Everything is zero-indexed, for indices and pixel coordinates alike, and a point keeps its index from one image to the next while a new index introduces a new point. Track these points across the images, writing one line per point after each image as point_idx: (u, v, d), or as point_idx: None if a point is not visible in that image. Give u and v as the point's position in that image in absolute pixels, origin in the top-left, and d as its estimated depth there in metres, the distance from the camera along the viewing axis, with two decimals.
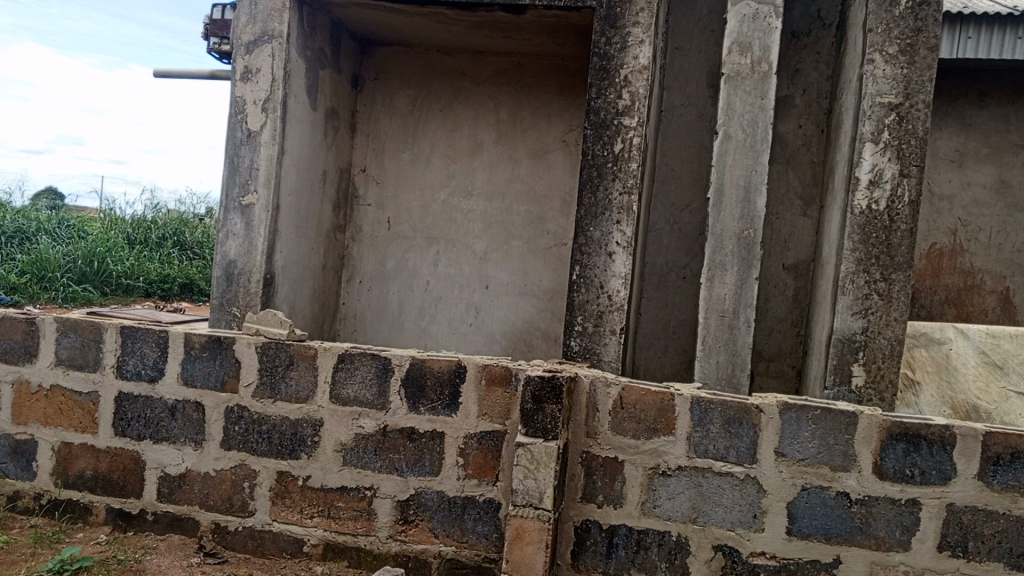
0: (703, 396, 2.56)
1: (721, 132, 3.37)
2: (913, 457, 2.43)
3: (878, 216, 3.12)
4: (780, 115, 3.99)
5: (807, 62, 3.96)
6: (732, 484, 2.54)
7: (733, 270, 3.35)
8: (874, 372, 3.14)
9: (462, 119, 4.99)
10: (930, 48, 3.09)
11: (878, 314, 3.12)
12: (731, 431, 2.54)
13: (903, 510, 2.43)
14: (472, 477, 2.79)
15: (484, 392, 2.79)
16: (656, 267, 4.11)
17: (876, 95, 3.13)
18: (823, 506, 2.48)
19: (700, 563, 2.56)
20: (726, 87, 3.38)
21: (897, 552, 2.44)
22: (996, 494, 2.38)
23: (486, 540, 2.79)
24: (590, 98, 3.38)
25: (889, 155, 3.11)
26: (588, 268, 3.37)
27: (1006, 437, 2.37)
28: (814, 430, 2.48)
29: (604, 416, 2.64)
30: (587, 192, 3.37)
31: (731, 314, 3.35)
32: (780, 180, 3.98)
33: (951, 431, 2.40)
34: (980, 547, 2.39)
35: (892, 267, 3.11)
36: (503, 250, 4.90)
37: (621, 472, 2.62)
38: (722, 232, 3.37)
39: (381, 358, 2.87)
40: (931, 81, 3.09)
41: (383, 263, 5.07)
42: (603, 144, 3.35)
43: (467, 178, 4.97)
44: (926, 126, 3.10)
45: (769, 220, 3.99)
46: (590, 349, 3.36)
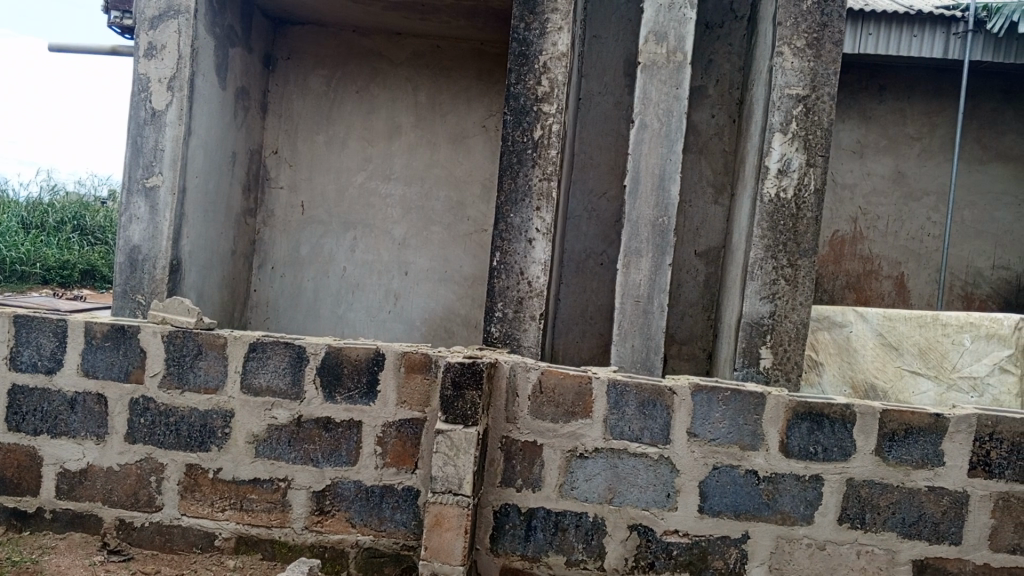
0: (619, 379, 2.61)
1: (637, 121, 3.42)
2: (816, 435, 2.54)
3: (785, 205, 3.23)
4: (694, 104, 4.08)
5: (720, 53, 4.05)
6: (646, 465, 2.59)
7: (648, 256, 3.41)
8: (781, 354, 3.26)
9: (380, 101, 4.89)
10: (835, 43, 3.20)
11: (785, 298, 3.24)
12: (645, 413, 2.59)
13: (806, 485, 2.54)
14: (390, 466, 2.77)
15: (403, 379, 2.76)
16: (575, 254, 4.15)
17: (785, 87, 3.23)
18: (732, 484, 2.57)
19: (616, 543, 2.61)
20: (642, 76, 3.42)
21: (801, 525, 2.55)
22: (891, 468, 2.51)
23: (404, 528, 2.77)
24: (509, 84, 3.37)
25: (796, 145, 3.23)
26: (508, 254, 3.37)
27: (900, 414, 2.50)
28: (724, 410, 2.56)
29: (523, 401, 2.65)
30: (507, 178, 3.36)
31: (645, 299, 3.41)
32: (693, 169, 4.08)
33: (851, 409, 2.52)
34: (876, 518, 2.52)
35: (799, 252, 3.23)
36: (422, 236, 4.86)
37: (540, 456, 2.64)
38: (639, 219, 3.42)
39: (295, 346, 2.80)
40: (836, 74, 3.21)
41: (297, 249, 4.94)
42: (523, 130, 3.35)
43: (386, 162, 4.89)
44: (830, 117, 3.22)
45: (682, 207, 4.09)
46: (510, 335, 3.38)
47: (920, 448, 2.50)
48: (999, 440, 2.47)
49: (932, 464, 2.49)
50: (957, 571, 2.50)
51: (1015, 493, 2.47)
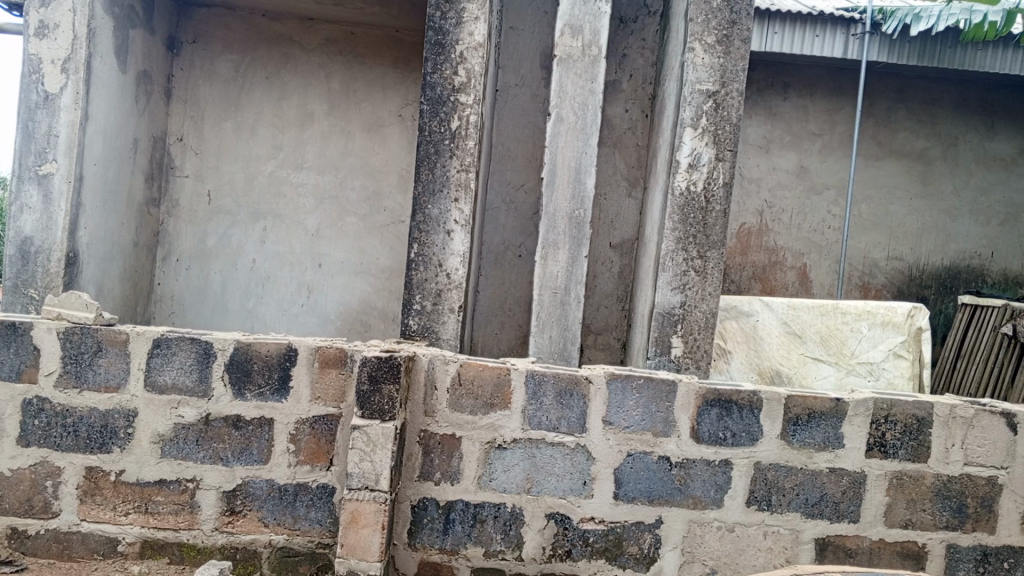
0: (537, 370, 2.62)
1: (554, 114, 3.43)
2: (725, 421, 2.62)
3: (695, 198, 3.31)
4: (608, 98, 4.13)
5: (633, 48, 4.11)
6: (563, 454, 2.62)
7: (565, 248, 3.44)
8: (691, 343, 3.36)
9: (291, 88, 4.76)
10: (744, 40, 3.29)
11: (695, 288, 3.33)
12: (563, 403, 2.62)
13: (716, 470, 2.62)
14: (304, 464, 2.70)
15: (317, 375, 2.70)
16: (493, 246, 4.14)
17: (695, 83, 3.30)
18: (646, 470, 2.62)
19: (534, 532, 2.63)
20: (558, 69, 3.43)
21: (711, 509, 2.63)
22: (795, 451, 2.62)
23: (319, 526, 2.71)
24: (425, 73, 3.32)
25: (706, 140, 3.31)
26: (426, 246, 3.34)
27: (803, 399, 2.61)
28: (637, 398, 2.62)
29: (442, 394, 2.63)
30: (424, 168, 3.32)
31: (563, 290, 3.45)
32: (608, 162, 4.14)
33: (758, 396, 2.62)
34: (781, 499, 2.63)
35: (707, 245, 3.32)
36: (337, 227, 4.77)
37: (458, 449, 2.63)
38: (555, 211, 3.44)
39: (202, 341, 2.70)
40: (744, 71, 3.30)
41: (204, 240, 4.76)
42: (440, 120, 3.31)
43: (297, 150, 4.77)
44: (738, 113, 3.32)
45: (598, 200, 4.14)
46: (429, 327, 3.36)
47: (822, 431, 2.62)
48: (893, 422, 2.61)
49: (833, 446, 2.61)
50: (856, 547, 2.62)
51: (907, 471, 2.62)
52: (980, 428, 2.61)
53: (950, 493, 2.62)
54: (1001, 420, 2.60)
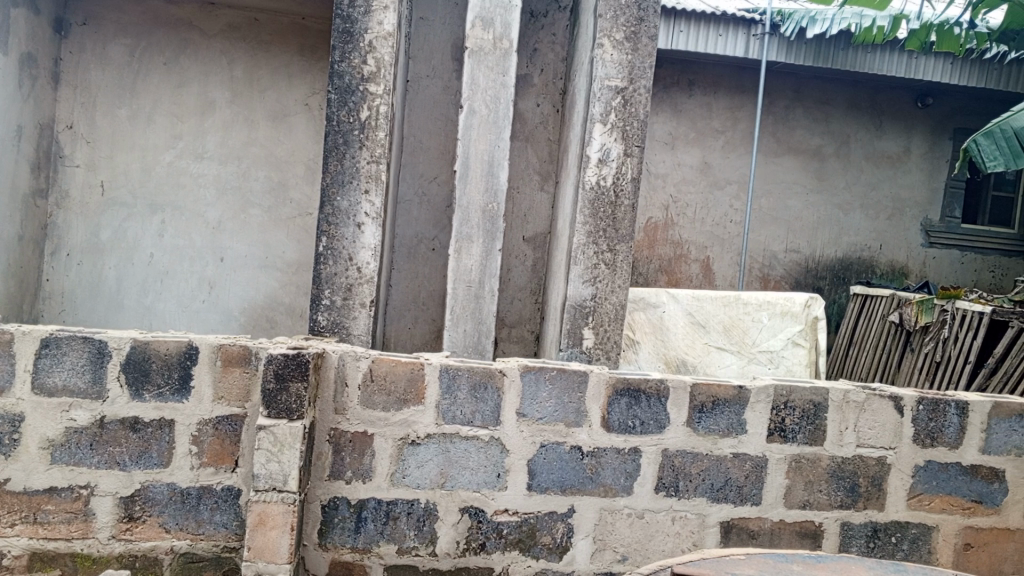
0: (452, 364, 2.61)
1: (466, 106, 3.41)
2: (634, 409, 2.68)
3: (605, 192, 3.36)
4: (520, 93, 4.13)
5: (544, 42, 4.13)
6: (476, 448, 2.62)
7: (479, 241, 3.44)
8: (602, 335, 3.42)
9: (190, 74, 4.57)
10: (651, 38, 3.36)
11: (605, 281, 3.38)
12: (477, 396, 2.61)
13: (626, 458, 2.68)
14: (207, 466, 2.61)
15: (220, 374, 2.60)
16: (405, 239, 4.08)
17: (605, 78, 3.34)
18: (559, 460, 2.65)
19: (448, 527, 2.62)
20: (470, 61, 3.41)
21: (621, 496, 2.68)
22: (701, 437, 2.70)
23: (225, 530, 2.62)
24: (333, 61, 3.23)
25: (615, 135, 3.36)
26: (335, 240, 3.26)
27: (708, 387, 2.70)
28: (551, 390, 2.64)
29: (353, 391, 2.58)
30: (332, 159, 3.24)
31: (477, 284, 3.45)
32: (520, 156, 4.14)
33: (665, 385, 2.69)
34: (688, 485, 2.71)
35: (617, 238, 3.38)
36: (239, 219, 4.61)
37: (370, 446, 2.58)
38: (468, 205, 3.43)
39: (96, 340, 2.55)
40: (651, 68, 3.37)
41: (97, 234, 4.53)
42: (348, 110, 3.24)
43: (198, 140, 4.59)
44: (645, 109, 3.38)
45: (511, 194, 4.14)
46: (339, 323, 3.30)
47: (726, 417, 2.71)
48: (792, 408, 2.73)
49: (736, 432, 2.71)
50: (758, 528, 2.73)
51: (805, 454, 2.74)
52: (870, 412, 2.75)
53: (844, 474, 2.76)
54: (890, 403, 2.75)
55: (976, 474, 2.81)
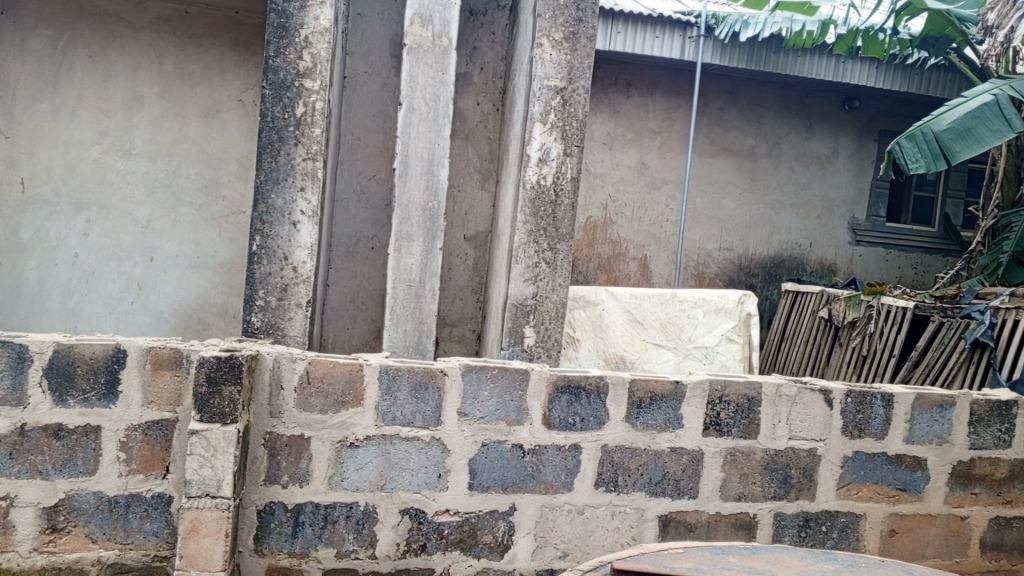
0: (391, 365, 2.58)
1: (405, 104, 3.38)
2: (575, 406, 2.70)
3: (545, 191, 3.37)
4: (459, 91, 4.11)
5: (483, 41, 4.12)
6: (417, 449, 2.60)
7: (419, 240, 3.41)
8: (543, 333, 3.43)
9: (117, 68, 4.43)
10: (589, 38, 3.38)
11: (546, 279, 3.39)
12: (417, 397, 2.59)
13: (567, 455, 2.70)
14: (136, 473, 2.52)
15: (149, 377, 2.52)
16: (343, 238, 4.02)
17: (544, 78, 3.35)
18: (500, 459, 2.65)
19: (388, 528, 2.59)
20: (408, 58, 3.38)
21: (562, 493, 2.70)
22: (639, 433, 2.74)
23: (156, 538, 2.54)
24: (267, 56, 3.16)
25: (554, 135, 3.37)
26: (269, 238, 3.19)
27: (646, 383, 2.74)
28: (492, 389, 2.63)
29: (289, 394, 2.53)
30: (266, 156, 3.17)
31: (417, 283, 3.42)
32: (460, 154, 4.12)
33: (605, 381, 2.71)
34: (627, 480, 2.74)
35: (557, 237, 3.40)
36: (170, 218, 4.49)
37: (307, 450, 2.53)
38: (408, 203, 3.40)
39: (15, 345, 2.44)
40: (589, 68, 3.39)
41: (17, 233, 4.37)
42: (283, 107, 3.17)
43: (126, 136, 4.45)
44: (585, 109, 3.41)
45: (451, 192, 4.12)
46: (273, 324, 3.23)
47: (663, 412, 2.75)
48: (727, 402, 2.79)
49: (674, 427, 2.75)
50: (695, 521, 2.79)
51: (739, 448, 2.80)
52: (802, 405, 2.83)
53: (777, 466, 2.83)
54: (820, 397, 2.84)
55: (901, 463, 2.92)
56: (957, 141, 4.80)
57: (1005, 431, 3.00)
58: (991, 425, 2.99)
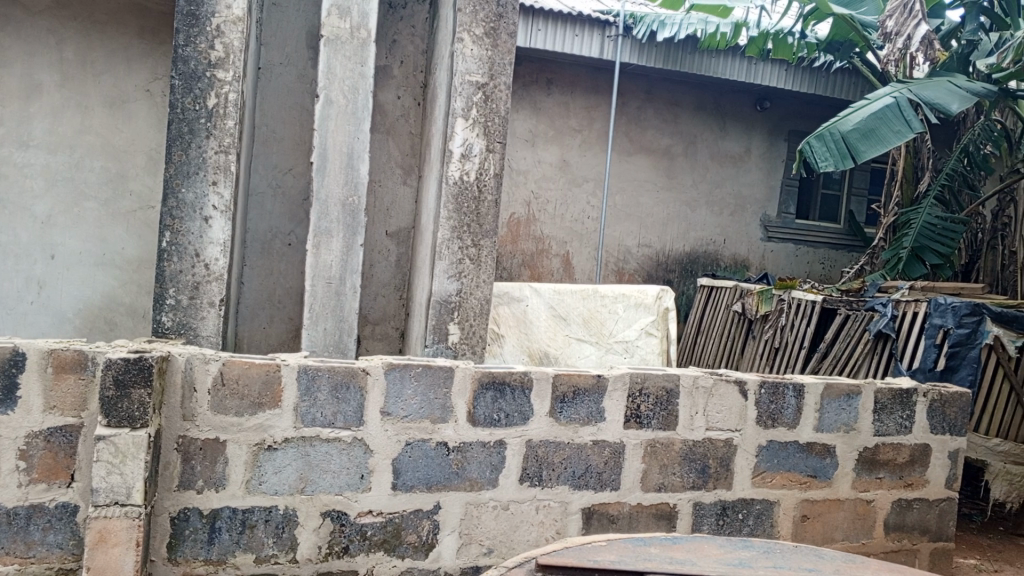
0: (310, 364, 2.52)
1: (322, 96, 3.30)
2: (499, 402, 2.70)
3: (468, 187, 3.36)
4: (379, 84, 4.05)
5: (403, 34, 4.07)
6: (338, 450, 2.54)
7: (339, 236, 3.35)
8: (467, 330, 3.41)
9: (13, 55, 4.21)
10: (509, 34, 3.38)
11: (470, 276, 3.38)
12: (338, 397, 2.54)
13: (492, 451, 2.70)
14: (38, 482, 2.38)
15: (50, 382, 2.38)
16: (258, 233, 3.88)
17: (465, 73, 3.33)
18: (424, 458, 2.63)
19: (309, 532, 2.53)
20: (325, 50, 3.30)
21: (487, 489, 2.70)
22: (563, 427, 2.76)
23: (59, 550, 2.40)
24: (176, 45, 3.03)
25: (477, 131, 3.36)
26: (180, 234, 3.07)
27: (569, 377, 2.76)
28: (415, 386, 2.61)
29: (203, 396, 2.44)
30: (176, 148, 3.05)
31: (337, 281, 3.36)
32: (381, 149, 4.06)
33: (529, 376, 2.72)
34: (551, 474, 2.76)
35: (481, 233, 3.39)
36: (73, 213, 4.28)
37: (223, 453, 2.45)
38: (327, 198, 3.33)
39: None
40: (510, 65, 3.39)
41: None
42: (194, 97, 3.05)
43: (23, 126, 4.23)
44: (506, 106, 3.41)
45: (372, 187, 4.04)
46: (185, 324, 3.11)
47: (586, 406, 2.78)
48: (647, 395, 2.84)
49: (596, 420, 2.79)
50: (617, 513, 2.83)
51: (659, 439, 2.86)
52: (718, 397, 2.91)
53: (695, 456, 2.91)
54: (735, 388, 2.93)
55: (812, 451, 3.04)
56: (862, 141, 5.02)
57: (906, 418, 3.17)
58: (894, 413, 3.14)
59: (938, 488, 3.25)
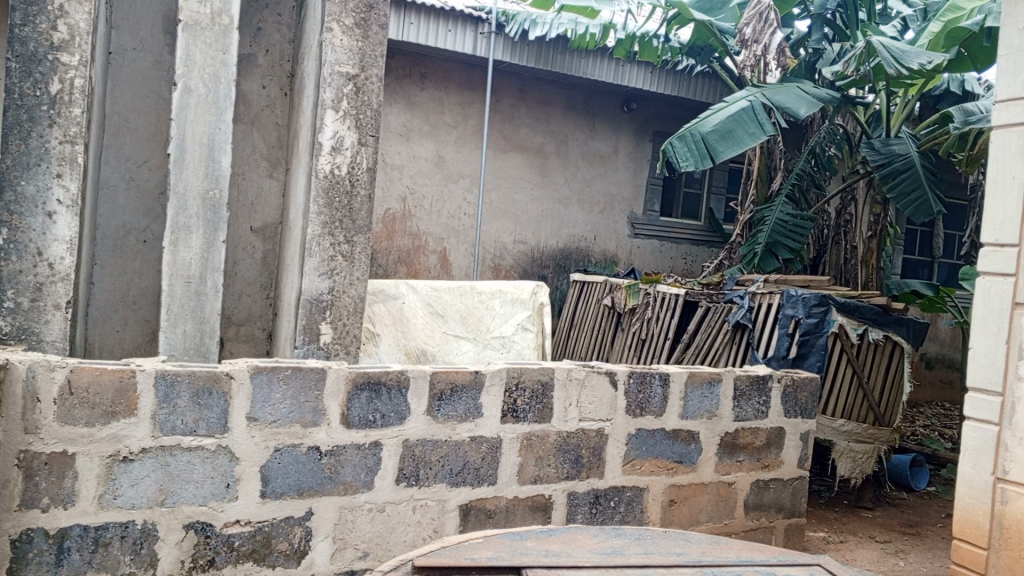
0: (169, 369, 2.37)
1: (180, 84, 3.12)
2: (374, 403, 2.65)
3: (340, 181, 3.28)
4: (242, 73, 3.87)
5: (269, 22, 3.91)
6: (202, 458, 2.42)
7: (199, 233, 3.18)
8: (340, 328, 3.32)
9: None
10: (380, 26, 3.31)
11: (342, 274, 3.30)
12: (200, 403, 2.41)
13: (367, 453, 2.64)
14: None
15: None
16: (110, 230, 3.50)
17: (335, 64, 3.24)
18: (295, 463, 2.54)
19: (171, 546, 2.38)
20: (183, 35, 3.13)
21: (362, 492, 2.64)
22: (440, 425, 2.74)
23: None
24: (11, 24, 2.77)
25: (348, 123, 3.28)
26: (18, 231, 2.82)
27: (446, 375, 2.74)
28: (284, 390, 2.51)
29: (47, 406, 2.24)
30: (13, 137, 2.80)
31: (197, 280, 3.19)
32: (245, 140, 3.88)
33: (405, 375, 2.69)
34: (428, 473, 2.74)
35: (354, 229, 3.31)
36: None
37: (72, 467, 2.26)
38: (185, 192, 3.15)
39: None
40: (382, 57, 3.33)
41: None
42: (34, 82, 2.81)
43: None
44: (378, 98, 3.34)
45: (235, 180, 3.85)
46: (26, 329, 2.86)
47: (463, 403, 2.78)
48: (523, 389, 2.87)
49: (473, 416, 2.79)
50: (494, 508, 2.85)
51: (535, 432, 2.90)
52: (590, 388, 2.98)
53: (569, 447, 2.97)
54: (605, 379, 3.01)
55: (677, 438, 3.17)
56: (720, 141, 5.30)
57: (762, 403, 3.37)
58: (751, 399, 3.33)
59: (791, 467, 3.47)
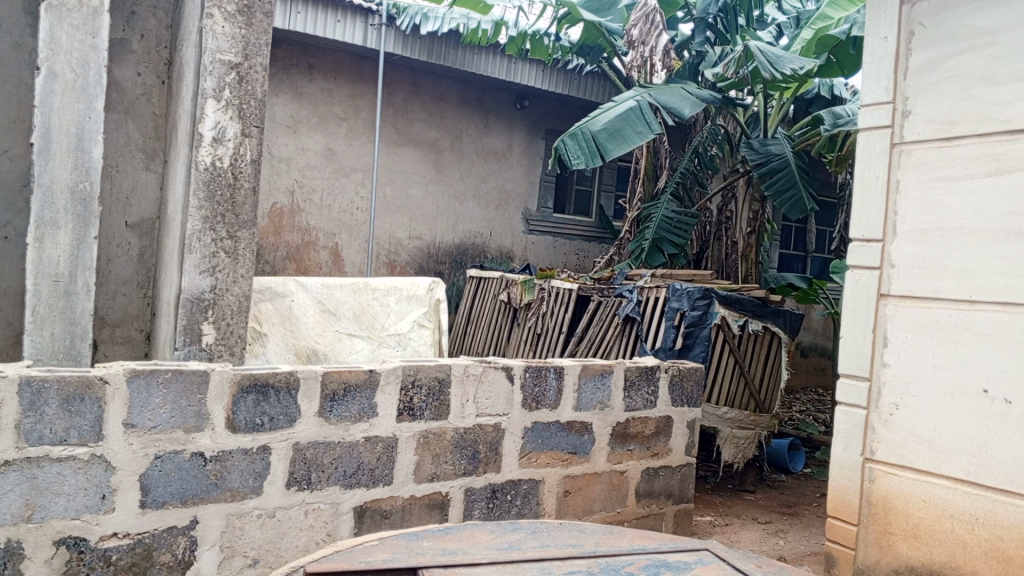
0: (35, 375, 2.20)
1: (44, 69, 2.90)
2: (262, 406, 2.56)
3: (221, 173, 3.14)
4: (115, 59, 3.63)
5: (143, 6, 3.70)
6: (74, 469, 2.26)
7: (67, 228, 2.97)
8: (224, 329, 3.19)
9: None
10: (265, 14, 3.19)
11: (225, 271, 3.16)
12: (70, 410, 2.25)
13: (255, 458, 2.55)
14: None
15: None
16: None
17: (216, 51, 3.09)
18: (177, 471, 2.42)
19: (39, 565, 2.22)
20: (47, 16, 2.90)
21: (250, 498, 2.55)
22: (333, 426, 2.68)
23: None
24: None
25: (230, 113, 3.15)
26: None
27: (339, 374, 2.68)
28: (165, 394, 2.38)
29: None
30: None
31: (66, 279, 2.98)
32: (118, 130, 3.65)
33: (295, 376, 2.61)
34: (320, 476, 2.67)
35: (237, 224, 3.18)
36: None
37: None
38: (51, 184, 2.94)
39: None
40: (267, 46, 3.20)
41: None
42: None
43: None
44: (263, 88, 3.21)
45: (107, 172, 3.62)
46: None
47: (357, 403, 2.72)
48: (419, 386, 2.84)
49: (368, 416, 2.74)
50: (390, 508, 2.81)
51: (431, 429, 2.88)
52: (487, 383, 2.99)
53: (466, 443, 2.97)
54: (502, 373, 3.02)
55: (571, 429, 3.23)
56: (609, 140, 5.41)
57: (651, 394, 3.47)
58: (640, 389, 3.43)
59: (679, 455, 3.60)
